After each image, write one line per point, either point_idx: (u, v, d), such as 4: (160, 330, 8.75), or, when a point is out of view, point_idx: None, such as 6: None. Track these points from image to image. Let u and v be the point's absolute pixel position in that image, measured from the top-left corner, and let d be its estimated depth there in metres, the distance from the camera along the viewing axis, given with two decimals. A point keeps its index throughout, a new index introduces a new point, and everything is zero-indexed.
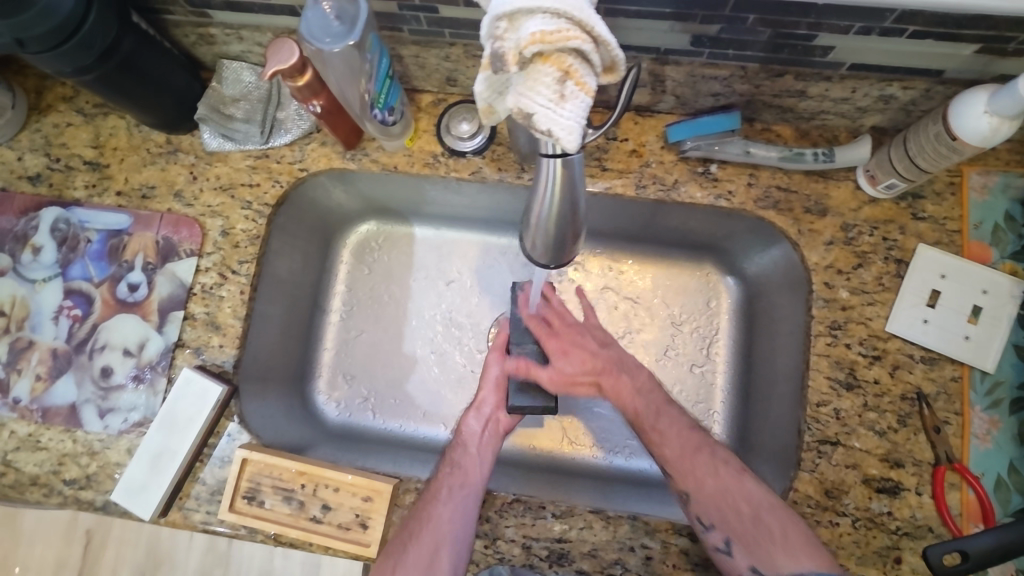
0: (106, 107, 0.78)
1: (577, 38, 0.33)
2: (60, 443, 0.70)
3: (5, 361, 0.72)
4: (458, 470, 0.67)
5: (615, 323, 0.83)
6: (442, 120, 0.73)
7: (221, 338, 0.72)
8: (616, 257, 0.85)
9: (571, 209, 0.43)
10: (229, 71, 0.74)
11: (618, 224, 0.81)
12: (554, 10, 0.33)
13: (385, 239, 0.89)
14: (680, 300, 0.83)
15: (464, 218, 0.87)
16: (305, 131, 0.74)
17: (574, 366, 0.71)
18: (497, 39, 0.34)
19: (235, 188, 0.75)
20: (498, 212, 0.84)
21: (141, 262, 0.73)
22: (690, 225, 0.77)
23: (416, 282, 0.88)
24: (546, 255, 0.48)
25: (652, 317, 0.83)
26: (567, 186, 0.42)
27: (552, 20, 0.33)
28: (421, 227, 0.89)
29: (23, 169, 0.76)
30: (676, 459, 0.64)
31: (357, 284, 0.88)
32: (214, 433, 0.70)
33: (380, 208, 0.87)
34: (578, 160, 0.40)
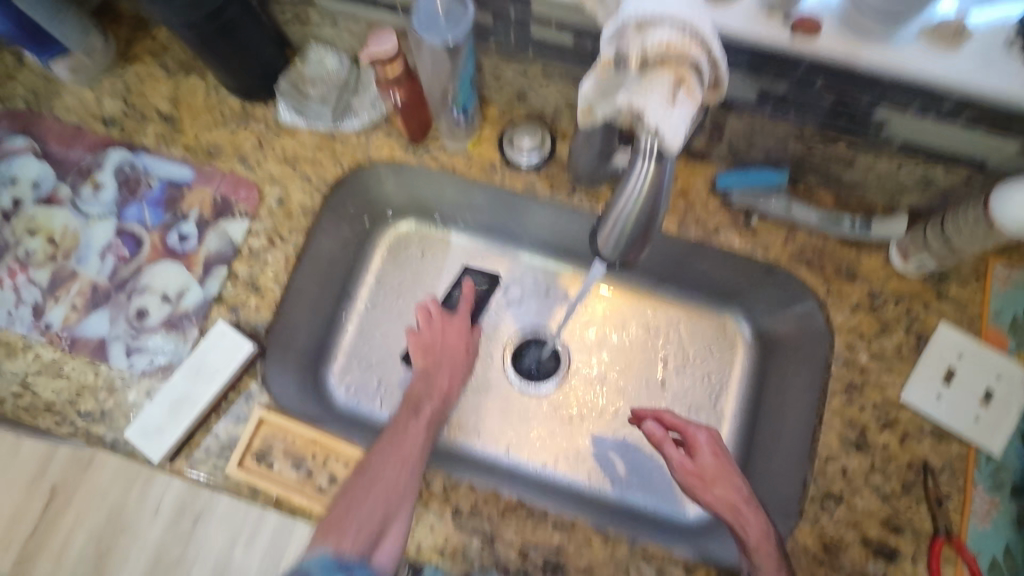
0: (188, 67, 0.82)
1: (696, 53, 0.37)
2: (82, 375, 0.71)
3: (46, 286, 0.74)
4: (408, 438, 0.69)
5: (632, 357, 0.86)
6: (505, 132, 0.77)
7: (258, 301, 0.73)
8: (641, 295, 0.88)
9: (652, 211, 0.46)
10: (314, 54, 0.77)
11: (652, 261, 0.84)
12: (683, 25, 0.36)
13: (422, 239, 0.92)
14: (696, 343, 0.86)
15: (503, 231, 0.90)
16: (373, 120, 0.78)
17: (716, 486, 0.65)
18: (624, 42, 0.38)
19: (298, 161, 0.78)
20: (539, 232, 0.87)
21: (196, 215, 0.76)
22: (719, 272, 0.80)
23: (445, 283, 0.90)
24: (613, 252, 0.50)
25: (667, 355, 0.86)
26: (651, 189, 0.44)
27: (678, 33, 0.36)
28: (459, 232, 0.92)
29: (99, 111, 0.80)
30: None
31: (387, 275, 0.90)
32: (233, 391, 0.70)
33: (425, 207, 0.90)
34: (670, 163, 0.43)
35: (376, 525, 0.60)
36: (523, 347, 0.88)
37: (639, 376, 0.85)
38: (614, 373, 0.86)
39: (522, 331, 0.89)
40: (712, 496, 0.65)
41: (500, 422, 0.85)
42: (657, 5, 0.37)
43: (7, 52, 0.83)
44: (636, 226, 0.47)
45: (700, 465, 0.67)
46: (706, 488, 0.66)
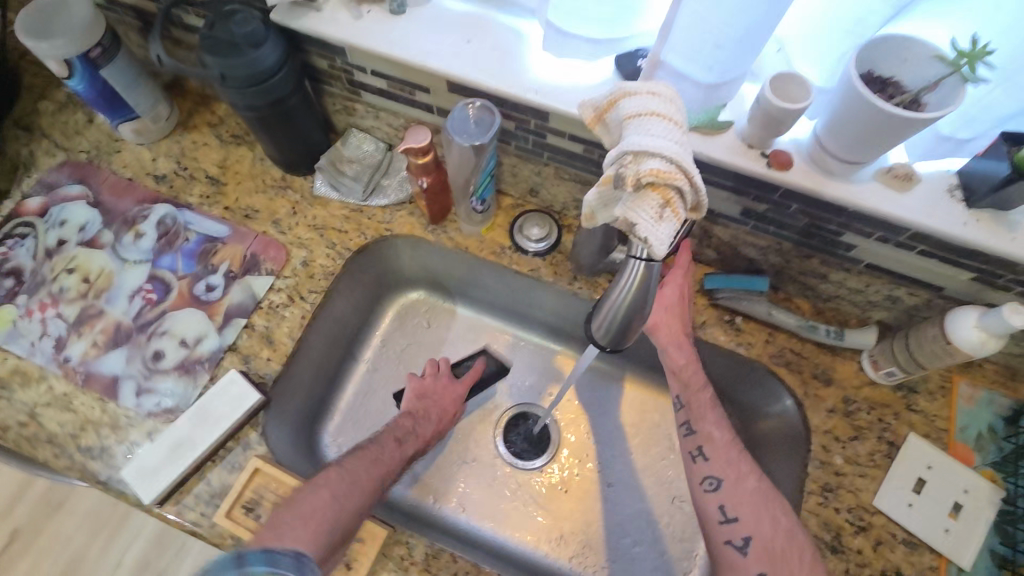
0: (239, 139, 0.91)
1: (682, 179, 0.44)
2: (89, 409, 0.73)
3: (72, 321, 0.78)
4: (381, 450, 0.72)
5: (617, 441, 0.89)
6: (516, 221, 0.85)
7: (270, 354, 0.77)
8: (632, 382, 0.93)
9: (641, 306, 0.52)
10: (355, 139, 0.87)
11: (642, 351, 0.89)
12: (670, 157, 0.43)
13: (428, 310, 0.98)
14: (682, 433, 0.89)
15: (504, 309, 0.96)
16: (399, 200, 0.86)
17: (669, 309, 0.66)
18: (622, 164, 0.44)
19: (326, 229, 0.85)
20: (538, 313, 0.93)
21: (225, 269, 0.82)
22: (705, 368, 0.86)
23: (445, 354, 0.96)
24: (606, 338, 0.56)
25: (654, 444, 0.89)
26: (643, 283, 0.51)
27: (667, 163, 0.43)
28: (463, 307, 0.98)
29: (153, 169, 0.89)
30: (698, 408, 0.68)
31: (391, 342, 0.95)
32: (234, 438, 0.72)
33: (435, 281, 0.96)
34: (658, 267, 0.50)
35: (337, 534, 0.62)
36: (515, 422, 0.91)
37: (625, 462, 0.88)
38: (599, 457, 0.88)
39: (514, 407, 0.92)
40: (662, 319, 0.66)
41: (486, 497, 0.86)
42: (651, 138, 0.44)
43: (80, 111, 0.93)
44: (626, 317, 0.53)
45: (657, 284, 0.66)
46: (665, 313, 0.66)
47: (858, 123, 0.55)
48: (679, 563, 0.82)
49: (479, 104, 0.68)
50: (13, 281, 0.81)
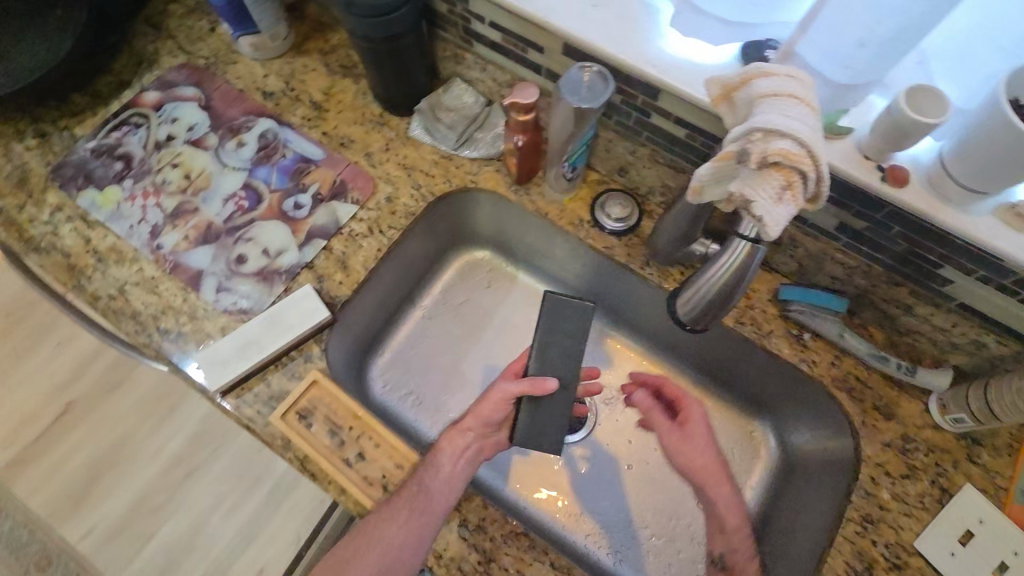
0: (346, 71, 0.94)
1: (810, 165, 0.42)
2: (173, 296, 0.78)
3: (170, 212, 0.83)
4: (423, 495, 0.65)
5: None
6: (599, 198, 0.84)
7: (343, 277, 0.80)
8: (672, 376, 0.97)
9: (735, 287, 0.53)
10: (457, 88, 0.89)
11: (694, 347, 0.91)
12: (803, 140, 0.42)
13: (493, 270, 1.03)
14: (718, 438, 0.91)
15: (563, 283, 0.99)
16: (488, 155, 0.87)
17: (703, 457, 0.79)
18: (749, 140, 0.43)
19: (414, 170, 0.87)
20: (597, 294, 0.96)
21: (314, 190, 0.85)
22: (758, 379, 0.87)
23: (499, 315, 1.01)
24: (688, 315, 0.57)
25: None
26: (743, 264, 0.51)
27: (799, 146, 0.42)
28: (526, 274, 1.03)
29: (263, 85, 0.93)
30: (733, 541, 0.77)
31: (450, 295, 1.01)
32: (297, 348, 0.75)
33: (503, 243, 1.00)
34: (762, 250, 0.50)
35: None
36: None
37: None
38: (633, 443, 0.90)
39: None
40: (698, 468, 0.79)
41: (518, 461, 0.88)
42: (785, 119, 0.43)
43: (204, 19, 0.97)
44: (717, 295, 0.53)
45: (683, 433, 0.81)
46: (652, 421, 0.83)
47: (990, 152, 0.53)
48: (694, 564, 0.82)
49: (597, 70, 0.66)
50: (122, 166, 0.86)
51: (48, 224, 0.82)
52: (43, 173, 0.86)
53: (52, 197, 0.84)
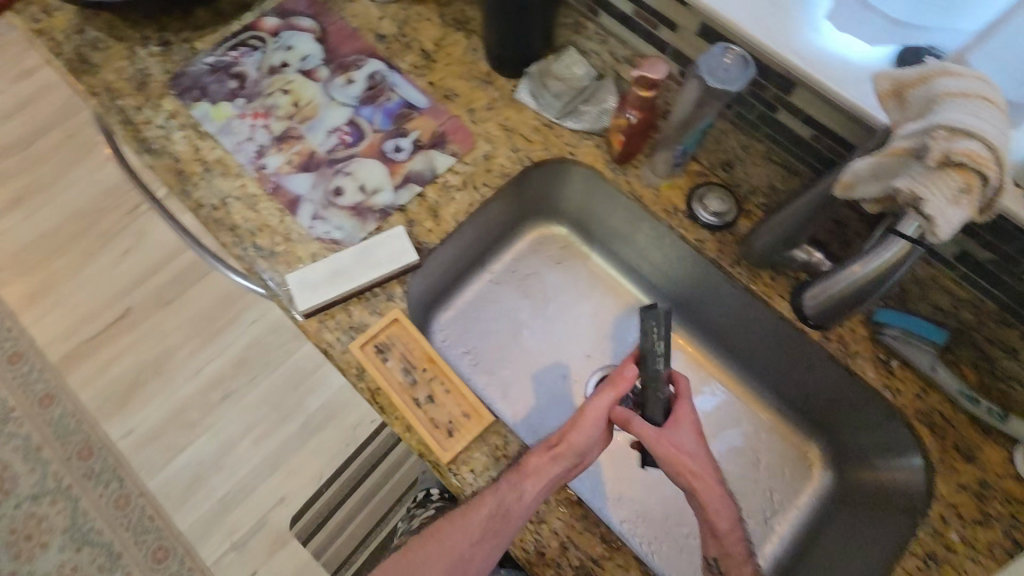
0: (459, 24, 0.94)
1: (993, 167, 0.44)
2: (271, 216, 0.81)
3: (276, 136, 0.85)
4: (506, 518, 0.63)
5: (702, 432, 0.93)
6: (698, 189, 0.81)
7: (431, 226, 0.80)
8: (734, 383, 0.95)
9: (872, 286, 0.59)
10: (570, 58, 0.87)
11: (759, 355, 0.90)
12: (991, 143, 0.44)
13: (564, 247, 1.03)
14: (770, 452, 0.92)
15: (635, 272, 1.01)
16: (590, 128, 0.85)
17: (698, 464, 0.69)
18: (933, 138, 0.45)
19: (514, 132, 0.86)
20: (671, 286, 0.96)
21: (415, 136, 0.86)
22: (821, 399, 0.86)
23: (566, 292, 1.02)
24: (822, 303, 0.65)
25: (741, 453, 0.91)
26: (890, 266, 0.56)
27: (986, 148, 0.44)
28: (597, 256, 1.03)
29: (377, 26, 0.93)
30: (729, 548, 0.69)
31: (520, 263, 1.01)
32: (381, 286, 0.76)
33: (582, 223, 1.01)
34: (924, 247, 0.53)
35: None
36: None
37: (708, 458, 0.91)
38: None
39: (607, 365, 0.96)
40: (692, 474, 0.69)
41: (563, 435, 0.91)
42: (973, 119, 0.44)
43: None
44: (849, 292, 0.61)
45: (676, 432, 0.71)
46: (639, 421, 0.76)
47: None
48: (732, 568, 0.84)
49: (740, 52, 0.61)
50: (236, 84, 0.88)
51: (162, 128, 0.86)
52: (162, 80, 0.89)
53: (169, 104, 0.87)
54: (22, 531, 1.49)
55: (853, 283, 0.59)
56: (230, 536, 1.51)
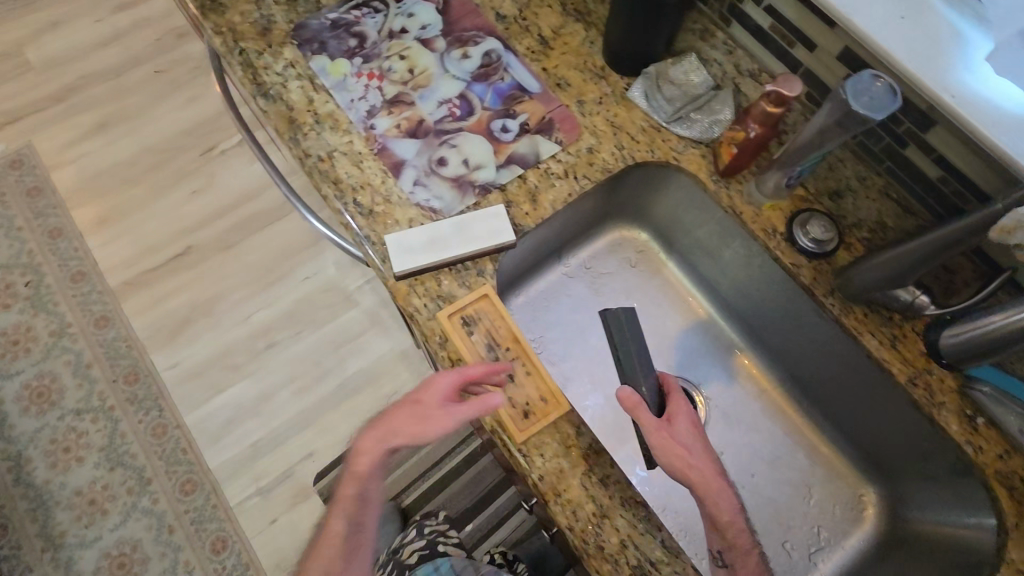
0: (578, 15, 0.94)
1: None
2: (373, 175, 0.82)
3: (389, 98, 0.86)
4: (360, 543, 0.74)
5: (757, 457, 0.93)
6: (800, 214, 0.81)
7: (529, 209, 0.81)
8: (796, 414, 0.95)
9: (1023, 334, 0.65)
10: (688, 64, 0.87)
11: (829, 392, 0.90)
12: None
13: (642, 252, 1.03)
14: (822, 489, 0.91)
15: (710, 288, 1.00)
16: (697, 137, 0.85)
17: (700, 461, 0.66)
18: None
19: (621, 130, 0.87)
20: (749, 308, 0.96)
21: (523, 119, 0.86)
22: (889, 445, 0.85)
23: (639, 297, 1.02)
24: (958, 346, 0.71)
25: (794, 485, 0.91)
26: None
27: None
28: (673, 265, 1.03)
29: (497, 6, 0.94)
30: (741, 546, 0.66)
31: (597, 261, 1.01)
32: (473, 260, 0.77)
33: (665, 231, 1.01)
34: None
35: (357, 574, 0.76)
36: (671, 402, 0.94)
37: (761, 485, 0.91)
38: (733, 466, 0.92)
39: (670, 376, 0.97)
40: (691, 467, 0.65)
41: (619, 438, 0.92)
42: None
43: None
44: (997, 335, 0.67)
45: (676, 426, 0.68)
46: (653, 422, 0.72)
47: None
48: None
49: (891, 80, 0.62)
50: (356, 43, 0.90)
51: (279, 76, 0.87)
52: (284, 29, 0.91)
53: (288, 53, 0.89)
54: (61, 443, 1.54)
55: (1006, 328, 0.66)
56: (256, 481, 1.54)
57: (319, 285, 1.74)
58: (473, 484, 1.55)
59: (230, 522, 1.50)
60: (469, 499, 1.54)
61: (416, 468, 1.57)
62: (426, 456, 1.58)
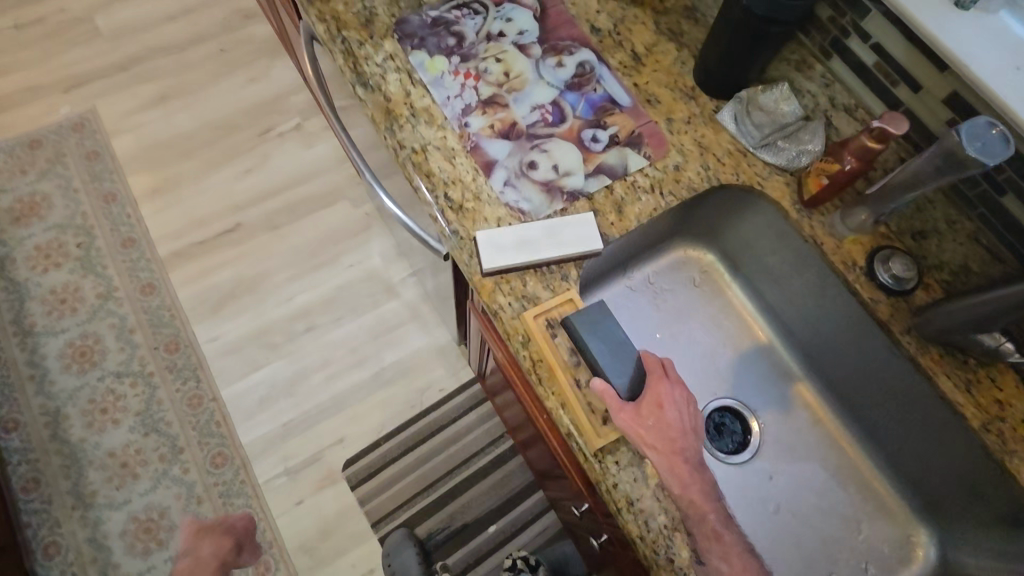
0: (671, 36, 0.96)
1: None
2: (465, 172, 0.84)
3: (484, 99, 0.88)
4: None
5: (807, 486, 0.94)
6: (883, 250, 0.82)
7: (615, 220, 0.83)
8: (849, 447, 0.96)
9: None
10: (781, 93, 0.88)
11: (888, 429, 0.92)
12: None
13: (707, 274, 1.04)
14: (870, 527, 0.91)
15: (773, 315, 1.02)
16: (783, 165, 0.87)
17: (666, 444, 0.67)
18: None
19: (707, 151, 0.88)
20: (814, 338, 0.97)
21: (613, 131, 0.88)
22: (947, 487, 0.86)
23: (701, 316, 1.02)
24: None
25: (842, 519, 0.92)
26: None
27: None
28: (737, 288, 1.03)
29: (593, 19, 0.97)
30: (707, 530, 0.64)
31: (662, 277, 1.02)
32: (558, 265, 0.78)
33: (733, 254, 1.02)
34: None
35: None
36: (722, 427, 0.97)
37: (810, 515, 0.91)
38: (783, 490, 0.93)
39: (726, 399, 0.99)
40: (648, 447, 0.66)
41: None
42: None
43: None
44: None
45: (640, 408, 0.68)
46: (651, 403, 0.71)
47: None
48: None
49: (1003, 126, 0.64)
50: (454, 42, 0.92)
51: (379, 67, 0.89)
52: (386, 22, 0.93)
53: (389, 46, 0.91)
54: (99, 403, 1.56)
55: None
56: (286, 461, 1.56)
57: (361, 274, 1.76)
58: (500, 486, 1.57)
59: (258, 499, 1.52)
60: (495, 500, 1.56)
61: (444, 464, 1.58)
62: (455, 453, 1.59)
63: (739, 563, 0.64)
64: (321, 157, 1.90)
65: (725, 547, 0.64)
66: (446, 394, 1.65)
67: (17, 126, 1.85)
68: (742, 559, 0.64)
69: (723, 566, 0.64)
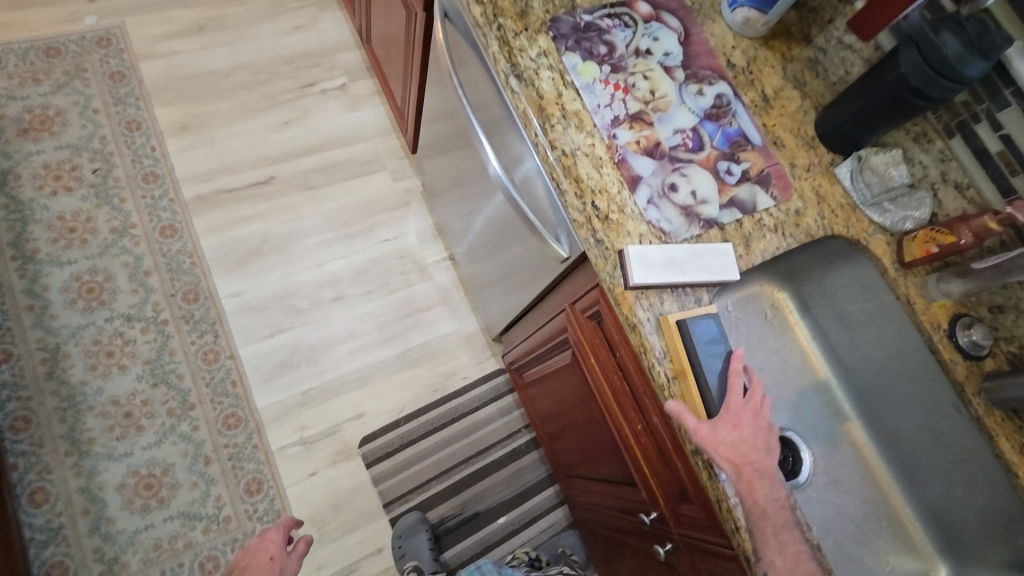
0: (796, 84, 1.02)
1: None
2: (611, 183, 0.85)
3: (631, 113, 0.90)
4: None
5: (851, 518, 1.02)
6: (963, 317, 0.93)
7: (743, 253, 0.87)
8: (886, 486, 1.05)
9: None
10: (894, 159, 0.96)
11: (926, 476, 1.01)
12: None
13: (778, 310, 1.11)
14: (897, 559, 1.01)
15: (832, 357, 1.10)
16: (887, 226, 0.94)
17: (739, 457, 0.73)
18: None
19: (824, 201, 0.94)
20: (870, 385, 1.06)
21: (746, 167, 0.92)
22: (974, 534, 0.96)
23: (772, 349, 1.09)
24: None
25: (877, 551, 1.01)
26: None
27: None
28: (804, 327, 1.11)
29: (729, 54, 1.00)
30: (767, 526, 0.71)
31: (743, 305, 1.08)
32: (692, 289, 0.83)
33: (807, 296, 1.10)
34: None
35: None
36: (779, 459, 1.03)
37: (851, 545, 1.00)
38: (830, 519, 1.01)
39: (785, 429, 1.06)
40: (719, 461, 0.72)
41: None
42: None
43: None
44: None
45: (717, 428, 0.73)
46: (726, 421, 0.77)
47: None
48: None
49: None
50: (605, 51, 0.93)
51: (533, 61, 0.90)
52: (541, 17, 0.93)
53: (543, 42, 0.91)
54: (105, 346, 1.45)
55: None
56: (301, 431, 1.50)
57: (396, 250, 1.72)
58: (513, 478, 1.59)
59: (269, 466, 1.46)
60: (505, 492, 1.58)
61: (462, 452, 1.59)
62: (473, 442, 1.60)
63: (793, 557, 0.70)
64: (364, 122, 1.83)
65: (782, 543, 0.70)
66: (469, 383, 1.65)
67: (33, 29, 1.67)
68: (796, 556, 0.70)
69: (777, 558, 0.70)
